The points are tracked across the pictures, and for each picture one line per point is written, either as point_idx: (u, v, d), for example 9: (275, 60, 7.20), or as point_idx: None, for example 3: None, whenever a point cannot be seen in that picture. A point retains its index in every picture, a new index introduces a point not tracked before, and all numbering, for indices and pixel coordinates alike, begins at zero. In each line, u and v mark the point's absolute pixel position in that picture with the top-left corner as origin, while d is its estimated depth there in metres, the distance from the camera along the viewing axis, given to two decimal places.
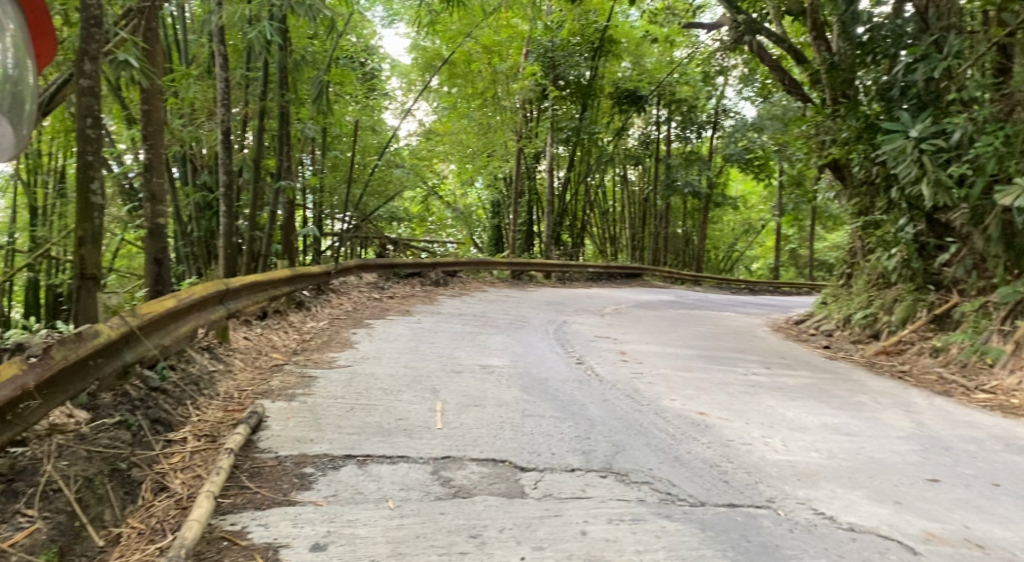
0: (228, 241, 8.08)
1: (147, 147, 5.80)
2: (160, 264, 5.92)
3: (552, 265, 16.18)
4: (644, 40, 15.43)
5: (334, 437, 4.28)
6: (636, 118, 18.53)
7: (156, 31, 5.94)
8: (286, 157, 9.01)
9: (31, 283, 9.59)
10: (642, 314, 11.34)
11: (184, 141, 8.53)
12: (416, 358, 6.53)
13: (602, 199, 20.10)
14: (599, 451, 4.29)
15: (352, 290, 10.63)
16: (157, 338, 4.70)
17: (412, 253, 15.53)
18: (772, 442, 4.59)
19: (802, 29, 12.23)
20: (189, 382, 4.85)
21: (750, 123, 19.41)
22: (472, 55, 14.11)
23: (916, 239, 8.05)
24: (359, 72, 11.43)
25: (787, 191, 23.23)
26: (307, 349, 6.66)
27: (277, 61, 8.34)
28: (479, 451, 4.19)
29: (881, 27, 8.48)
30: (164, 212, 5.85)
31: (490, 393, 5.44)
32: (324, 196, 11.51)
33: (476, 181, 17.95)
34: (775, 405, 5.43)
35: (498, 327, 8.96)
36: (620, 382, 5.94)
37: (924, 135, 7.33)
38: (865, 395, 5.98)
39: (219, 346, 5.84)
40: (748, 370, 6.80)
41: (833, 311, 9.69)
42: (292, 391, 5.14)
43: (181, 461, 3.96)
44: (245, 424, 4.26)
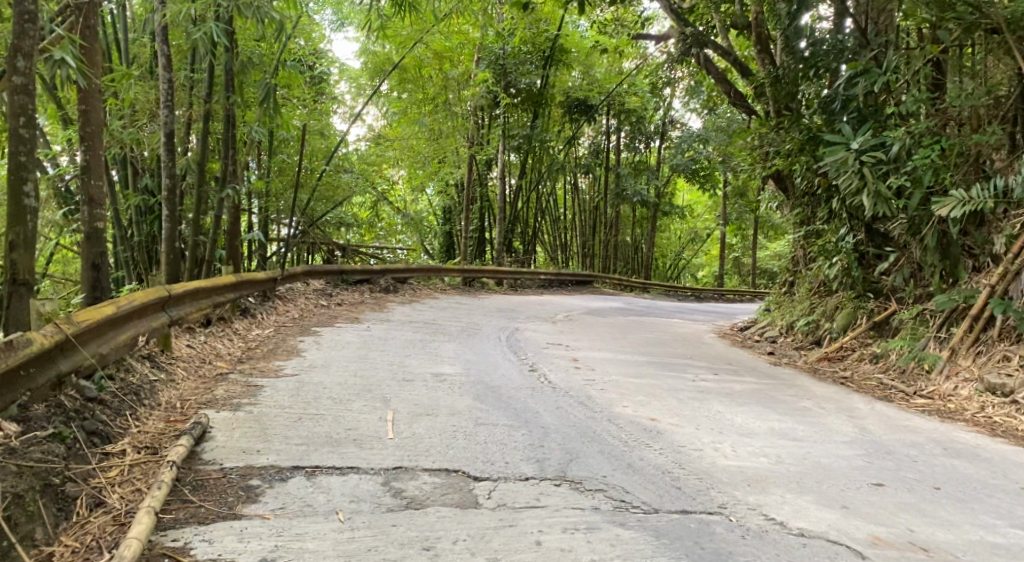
0: (170, 246, 7.87)
1: (85, 149, 5.61)
2: (99, 269, 5.70)
3: (503, 272, 16.16)
4: (593, 50, 15.49)
5: (282, 448, 4.15)
6: (586, 127, 18.62)
7: (95, 30, 5.74)
8: (232, 161, 8.83)
9: None
10: (593, 320, 11.37)
11: (124, 143, 8.33)
12: (365, 366, 6.42)
13: (553, 206, 20.16)
14: (553, 459, 4.23)
15: (299, 297, 10.45)
16: (94, 346, 4.57)
17: (360, 259, 15.35)
18: (723, 447, 4.59)
19: (747, 43, 12.47)
20: (128, 392, 4.67)
21: (697, 134, 19.28)
22: (423, 60, 14.06)
23: (856, 249, 8.18)
24: (307, 76, 11.25)
25: (731, 201, 23.63)
26: (253, 357, 6.50)
27: (222, 63, 8.15)
28: (431, 461, 4.10)
29: (822, 41, 8.40)
30: (103, 216, 5.69)
31: (442, 402, 5.35)
32: (269, 201, 11.32)
33: (426, 187, 17.86)
34: (723, 411, 5.45)
35: (448, 334, 8.88)
36: (572, 389, 5.91)
37: (864, 147, 7.48)
38: (810, 400, 6.05)
39: (161, 355, 5.66)
40: (697, 376, 6.83)
41: (777, 318, 9.83)
42: (238, 401, 4.99)
43: (119, 474, 3.79)
44: (188, 435, 4.10)
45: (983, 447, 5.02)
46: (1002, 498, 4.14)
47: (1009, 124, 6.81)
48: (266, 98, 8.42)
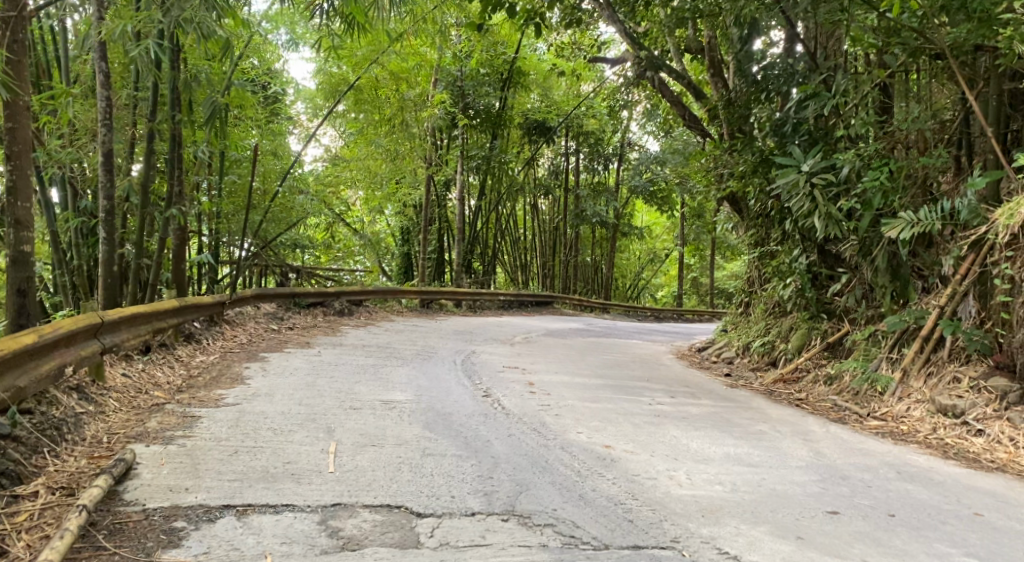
0: (109, 269, 7.56)
1: (11, 168, 5.36)
2: (24, 295, 5.46)
3: (462, 293, 15.96)
4: (551, 72, 15.47)
5: (213, 485, 3.92)
6: (545, 148, 18.58)
7: (23, 45, 5.53)
8: (178, 182, 8.57)
9: None
10: (550, 342, 11.22)
11: (63, 164, 8.02)
12: (311, 394, 6.18)
13: (512, 227, 20.06)
14: (501, 492, 4.06)
15: (248, 321, 10.16)
16: (9, 379, 4.31)
17: (316, 281, 15.05)
18: (677, 475, 4.46)
19: (702, 66, 12.59)
20: (48, 427, 4.42)
21: (654, 156, 19.33)
22: (379, 81, 13.85)
23: (809, 269, 8.16)
24: (259, 96, 11.01)
25: (689, 222, 23.83)
26: (193, 386, 6.23)
27: (167, 82, 7.94)
28: (372, 497, 3.90)
29: (773, 65, 8.43)
30: (30, 238, 5.44)
31: (390, 431, 5.15)
32: (220, 224, 11.06)
33: (385, 208, 17.66)
34: (679, 436, 5.33)
35: (402, 358, 8.67)
36: (525, 415, 5.75)
37: (814, 169, 7.43)
38: (766, 423, 5.95)
39: (91, 385, 5.39)
40: (653, 399, 6.70)
41: (733, 339, 9.78)
42: (170, 434, 4.74)
43: (27, 520, 3.54)
44: (108, 474, 3.86)
45: (936, 470, 4.96)
46: (957, 524, 4.06)
47: (953, 148, 6.85)
48: (212, 116, 8.13)
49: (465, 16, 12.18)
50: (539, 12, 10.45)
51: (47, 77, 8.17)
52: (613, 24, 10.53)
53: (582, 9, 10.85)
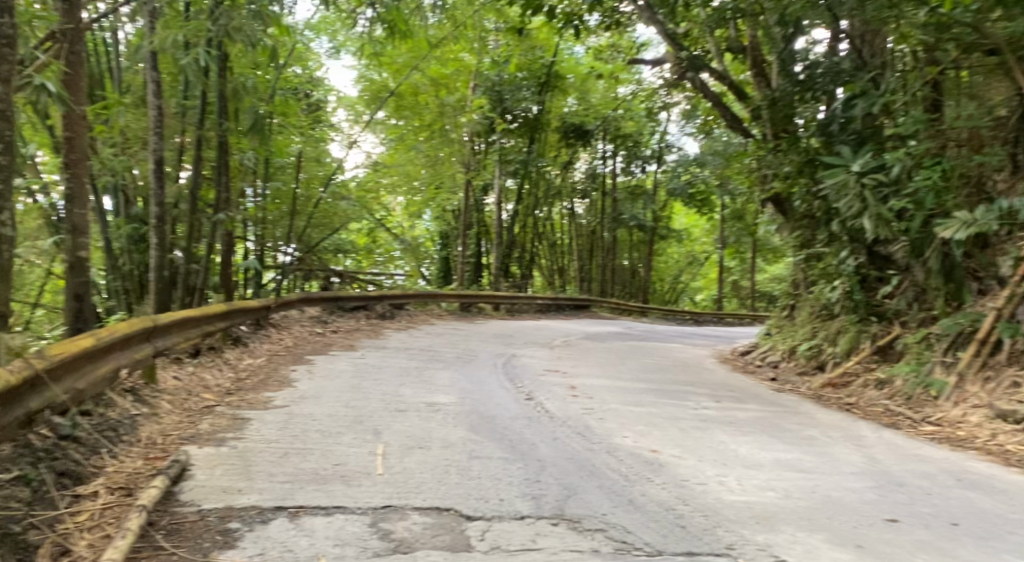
0: (159, 274, 7.70)
1: (68, 175, 5.51)
2: (81, 300, 5.68)
3: (500, 297, 15.98)
4: (589, 75, 15.44)
5: (265, 487, 3.98)
6: (582, 151, 18.55)
7: (80, 56, 5.69)
8: (225, 188, 8.73)
9: None
10: (591, 346, 11.17)
11: (116, 171, 8.22)
12: (357, 396, 6.23)
13: (550, 231, 20.04)
14: (549, 496, 4.04)
15: (293, 325, 10.28)
16: (69, 382, 4.41)
17: (358, 286, 15.16)
18: (728, 481, 4.40)
19: (743, 67, 12.50)
20: (105, 429, 4.53)
21: (693, 158, 19.31)
22: (419, 88, 14.15)
23: (858, 272, 8.11)
24: (301, 103, 11.14)
25: (730, 224, 23.64)
26: (242, 389, 6.33)
27: (214, 89, 8.08)
28: (421, 500, 3.91)
29: (819, 63, 8.36)
30: (87, 244, 5.58)
31: (435, 434, 5.17)
32: (264, 229, 11.21)
33: (423, 213, 17.76)
34: (727, 441, 5.28)
35: (443, 361, 8.70)
36: (569, 419, 5.72)
37: (865, 169, 7.31)
38: (817, 429, 5.86)
39: (144, 388, 5.48)
40: (699, 404, 6.64)
41: (778, 343, 9.67)
42: (222, 435, 4.83)
43: (88, 519, 3.61)
44: (164, 475, 3.95)
45: (997, 477, 4.84)
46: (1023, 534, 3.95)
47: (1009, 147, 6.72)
48: (254, 126, 8.29)
49: (503, 21, 12.23)
50: (578, 15, 10.46)
51: (100, 87, 8.37)
52: (654, 25, 10.46)
53: (621, 11, 10.81)
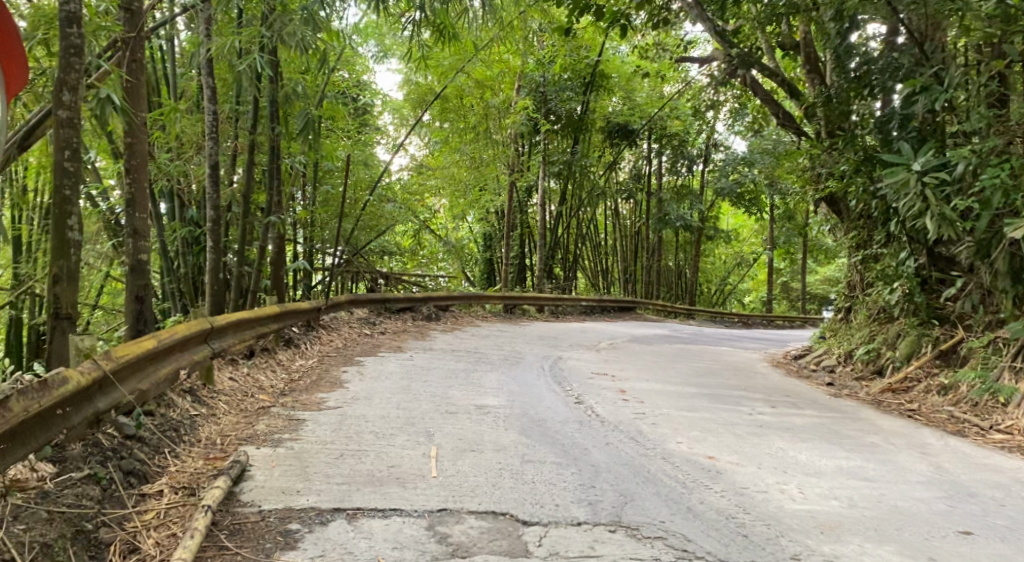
0: (215, 277, 7.85)
1: (130, 180, 5.69)
2: (142, 301, 5.80)
3: (545, 299, 15.98)
4: (634, 75, 15.36)
5: (322, 488, 4.04)
6: (627, 152, 18.46)
7: (142, 64, 5.82)
8: (276, 192, 8.83)
9: (14, 322, 9.37)
10: (639, 349, 11.11)
11: (172, 176, 8.39)
12: (408, 398, 6.27)
13: (594, 232, 19.99)
14: (606, 502, 4.01)
15: (342, 326, 10.39)
16: (133, 382, 4.51)
17: (403, 287, 15.26)
18: (789, 489, 4.33)
19: (794, 64, 12.32)
20: (167, 428, 4.64)
21: (742, 157, 19.11)
22: (464, 90, 14.06)
23: (918, 273, 7.98)
24: (350, 107, 11.25)
25: (779, 223, 23.37)
26: (296, 390, 6.46)
27: (266, 95, 8.19)
28: (477, 503, 3.91)
29: (874, 60, 8.12)
30: (147, 247, 5.78)
31: (487, 437, 5.17)
32: (314, 231, 11.35)
33: (468, 215, 17.82)
34: (786, 447, 5.19)
35: (492, 363, 8.72)
36: (621, 423, 5.68)
37: (926, 167, 7.05)
38: (878, 435, 5.74)
39: (202, 389, 5.63)
40: (754, 409, 6.56)
41: (834, 346, 9.52)
42: (278, 436, 4.98)
43: (155, 517, 3.68)
44: (226, 475, 4.02)
45: None
46: None
47: None
48: (306, 127, 8.27)
49: (549, 22, 12.23)
50: (625, 14, 10.38)
51: (158, 94, 8.57)
52: (703, 23, 10.36)
53: (668, 10, 10.75)
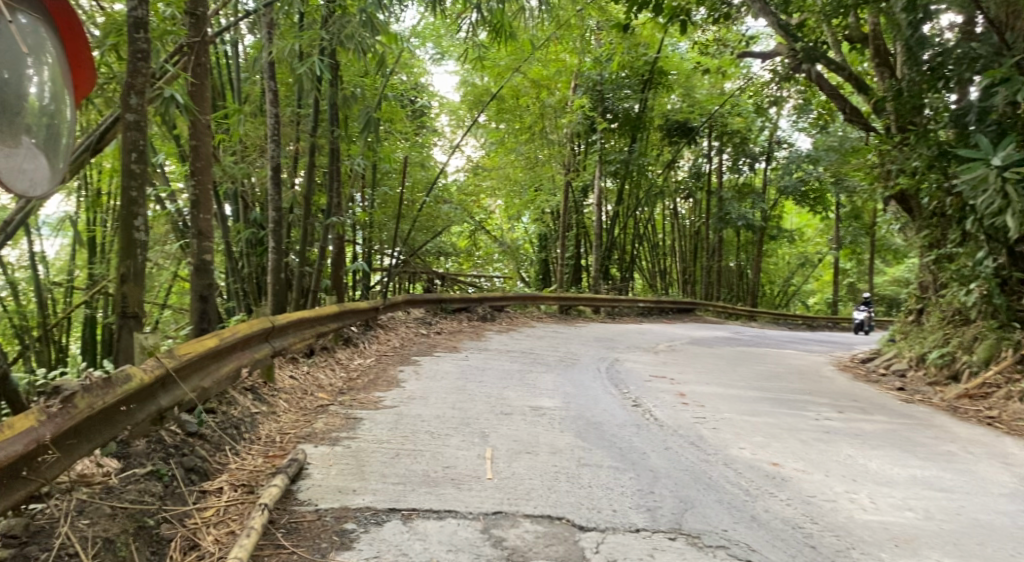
0: (276, 277, 7.98)
1: (194, 182, 5.83)
2: (206, 301, 5.93)
3: (601, 300, 15.88)
4: (694, 71, 15.13)
5: (378, 487, 4.05)
6: (686, 150, 18.21)
7: (206, 67, 5.95)
8: (336, 194, 8.94)
9: (89, 321, 9.56)
10: (698, 351, 10.95)
11: (236, 178, 8.56)
12: (463, 398, 6.27)
13: (652, 232, 19.79)
14: (665, 508, 3.93)
15: (400, 326, 10.47)
16: (196, 380, 4.58)
17: (459, 288, 15.33)
18: (859, 499, 4.19)
19: (861, 58, 12.04)
20: (228, 426, 4.73)
21: (806, 155, 19.00)
22: (520, 90, 14.19)
23: (997, 274, 7.73)
24: (408, 109, 11.37)
25: (844, 222, 22.91)
26: (353, 389, 6.52)
27: (327, 97, 8.30)
28: (533, 507, 3.87)
29: (951, 51, 7.91)
30: (211, 248, 5.91)
31: (543, 439, 5.12)
32: (373, 232, 11.48)
33: (523, 215, 17.80)
34: (855, 455, 5.03)
35: (548, 364, 8.68)
36: (681, 428, 5.58)
37: (1007, 163, 6.75)
38: (954, 443, 5.53)
39: (263, 387, 5.75)
40: (820, 414, 6.39)
41: (904, 350, 9.26)
42: (336, 435, 5.02)
43: (215, 515, 3.72)
44: (284, 473, 4.05)
45: None
46: None
47: None
48: (367, 127, 8.31)
49: (607, 20, 12.14)
50: (684, 9, 10.27)
51: (223, 98, 8.80)
52: (766, 16, 10.11)
53: (729, 4, 10.52)
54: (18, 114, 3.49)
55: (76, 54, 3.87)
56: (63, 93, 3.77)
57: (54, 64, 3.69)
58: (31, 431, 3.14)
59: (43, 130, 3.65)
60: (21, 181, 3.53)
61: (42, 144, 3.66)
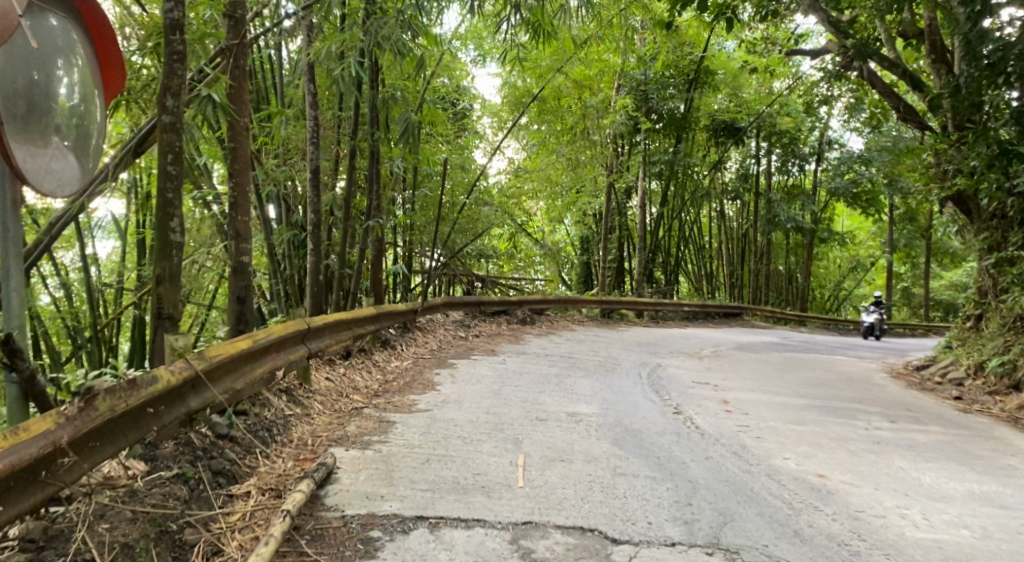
0: (315, 279, 7.98)
1: (232, 185, 5.82)
2: (243, 303, 5.92)
3: (644, 303, 15.69)
4: (741, 70, 14.87)
5: (407, 494, 3.96)
6: (733, 151, 17.89)
7: (244, 69, 5.93)
8: (376, 197, 8.92)
9: (138, 321, 9.23)
10: (743, 356, 10.73)
11: (279, 181, 8.60)
12: (498, 403, 6.17)
13: (697, 235, 19.50)
14: (703, 521, 3.77)
15: (439, 328, 10.42)
16: (227, 382, 4.52)
17: (500, 290, 15.26)
18: (911, 514, 3.99)
19: (916, 56, 11.74)
20: (260, 429, 4.69)
21: (858, 155, 18.65)
22: (563, 90, 13.59)
23: None
24: (450, 111, 11.37)
25: (898, 224, 22.49)
26: (389, 391, 6.46)
27: (367, 100, 8.26)
28: (564, 517, 3.75)
29: (1013, 46, 7.50)
30: (248, 250, 5.89)
31: (578, 446, 4.99)
32: (414, 235, 11.48)
33: (565, 218, 17.66)
34: (907, 467, 4.83)
35: (587, 369, 8.55)
36: (723, 437, 5.41)
37: None
38: (1014, 457, 5.29)
39: (299, 389, 5.72)
40: (870, 424, 6.18)
41: (961, 357, 9.02)
42: (368, 439, 4.96)
43: (241, 519, 3.66)
44: (311, 477, 3.99)
45: None
46: None
47: None
48: (407, 131, 8.29)
49: (651, 19, 11.97)
50: (730, 6, 10.05)
51: (267, 102, 8.87)
52: (816, 13, 9.87)
53: (778, 1, 10.26)
54: (47, 114, 3.42)
55: (106, 60, 3.82)
56: (91, 96, 3.72)
57: (83, 67, 3.65)
58: (47, 434, 3.14)
59: (71, 132, 3.59)
60: (49, 182, 3.42)
61: (70, 146, 3.58)
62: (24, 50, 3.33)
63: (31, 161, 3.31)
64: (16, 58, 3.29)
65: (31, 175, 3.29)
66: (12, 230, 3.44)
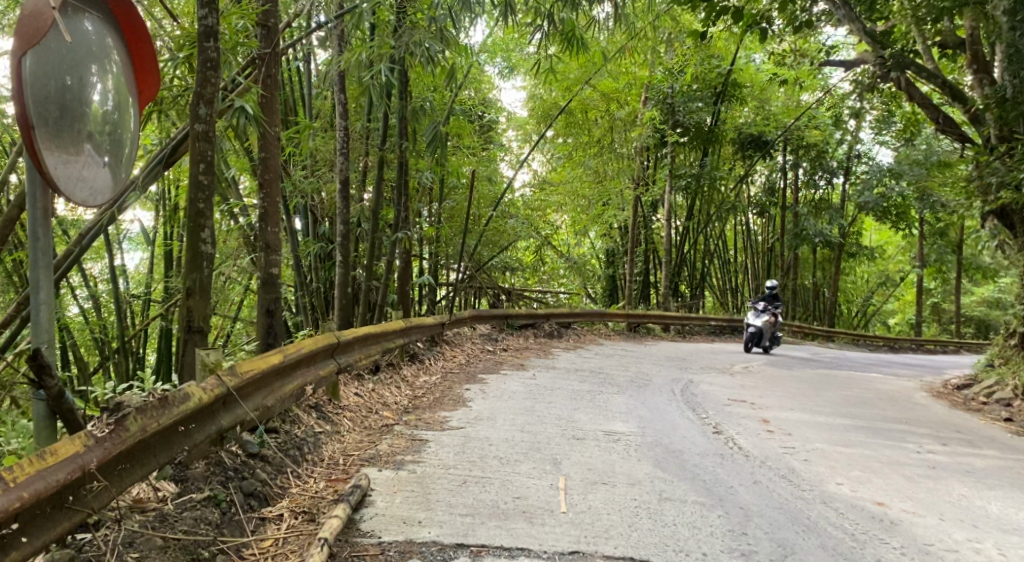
0: (343, 291, 7.83)
1: (263, 196, 5.71)
2: (272, 315, 5.78)
3: (671, 318, 15.47)
4: (770, 83, 14.65)
5: (445, 519, 3.78)
6: (760, 164, 17.64)
7: (276, 78, 5.81)
8: (404, 208, 8.77)
9: (164, 332, 9.11)
10: (776, 373, 10.48)
11: (306, 192, 8.50)
12: (532, 420, 5.98)
13: (724, 249, 19.21)
14: (762, 554, 3.58)
15: (466, 341, 10.25)
16: (258, 398, 4.36)
17: (524, 303, 15.06)
18: (985, 549, 3.81)
19: (953, 65, 11.47)
20: (290, 447, 4.52)
21: (887, 168, 18.36)
22: (590, 102, 13.51)
23: None
24: (476, 123, 11.25)
25: (929, 238, 22.15)
26: (420, 407, 6.30)
27: (395, 111, 8.14)
28: (613, 547, 3.58)
29: None
30: (277, 261, 5.76)
31: (619, 468, 4.79)
32: (440, 247, 11.36)
33: (590, 231, 17.45)
34: (970, 496, 4.64)
35: (620, 384, 8.33)
36: (768, 459, 5.19)
37: None
38: None
39: (328, 404, 5.56)
40: (921, 447, 5.96)
41: (1007, 378, 8.79)
42: (401, 458, 4.78)
43: (274, 545, 3.50)
44: (346, 501, 3.82)
45: None
46: None
47: None
48: (434, 141, 8.14)
49: (681, 32, 11.80)
50: (764, 18, 9.78)
51: (294, 113, 8.75)
52: (852, 22, 9.69)
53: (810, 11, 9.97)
54: (80, 120, 3.25)
55: (140, 63, 3.66)
56: (125, 104, 3.55)
57: (117, 74, 3.49)
58: (75, 457, 2.99)
59: (105, 140, 3.42)
60: (80, 190, 3.27)
61: (105, 155, 3.42)
62: (58, 53, 3.18)
63: (61, 169, 3.17)
64: (49, 62, 3.14)
65: (61, 183, 3.15)
66: (43, 241, 3.30)
